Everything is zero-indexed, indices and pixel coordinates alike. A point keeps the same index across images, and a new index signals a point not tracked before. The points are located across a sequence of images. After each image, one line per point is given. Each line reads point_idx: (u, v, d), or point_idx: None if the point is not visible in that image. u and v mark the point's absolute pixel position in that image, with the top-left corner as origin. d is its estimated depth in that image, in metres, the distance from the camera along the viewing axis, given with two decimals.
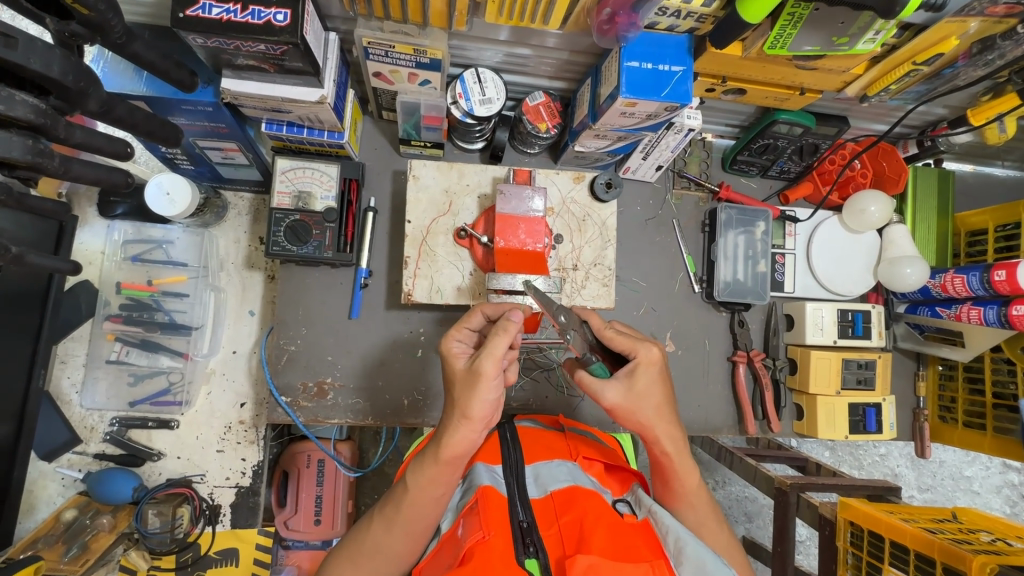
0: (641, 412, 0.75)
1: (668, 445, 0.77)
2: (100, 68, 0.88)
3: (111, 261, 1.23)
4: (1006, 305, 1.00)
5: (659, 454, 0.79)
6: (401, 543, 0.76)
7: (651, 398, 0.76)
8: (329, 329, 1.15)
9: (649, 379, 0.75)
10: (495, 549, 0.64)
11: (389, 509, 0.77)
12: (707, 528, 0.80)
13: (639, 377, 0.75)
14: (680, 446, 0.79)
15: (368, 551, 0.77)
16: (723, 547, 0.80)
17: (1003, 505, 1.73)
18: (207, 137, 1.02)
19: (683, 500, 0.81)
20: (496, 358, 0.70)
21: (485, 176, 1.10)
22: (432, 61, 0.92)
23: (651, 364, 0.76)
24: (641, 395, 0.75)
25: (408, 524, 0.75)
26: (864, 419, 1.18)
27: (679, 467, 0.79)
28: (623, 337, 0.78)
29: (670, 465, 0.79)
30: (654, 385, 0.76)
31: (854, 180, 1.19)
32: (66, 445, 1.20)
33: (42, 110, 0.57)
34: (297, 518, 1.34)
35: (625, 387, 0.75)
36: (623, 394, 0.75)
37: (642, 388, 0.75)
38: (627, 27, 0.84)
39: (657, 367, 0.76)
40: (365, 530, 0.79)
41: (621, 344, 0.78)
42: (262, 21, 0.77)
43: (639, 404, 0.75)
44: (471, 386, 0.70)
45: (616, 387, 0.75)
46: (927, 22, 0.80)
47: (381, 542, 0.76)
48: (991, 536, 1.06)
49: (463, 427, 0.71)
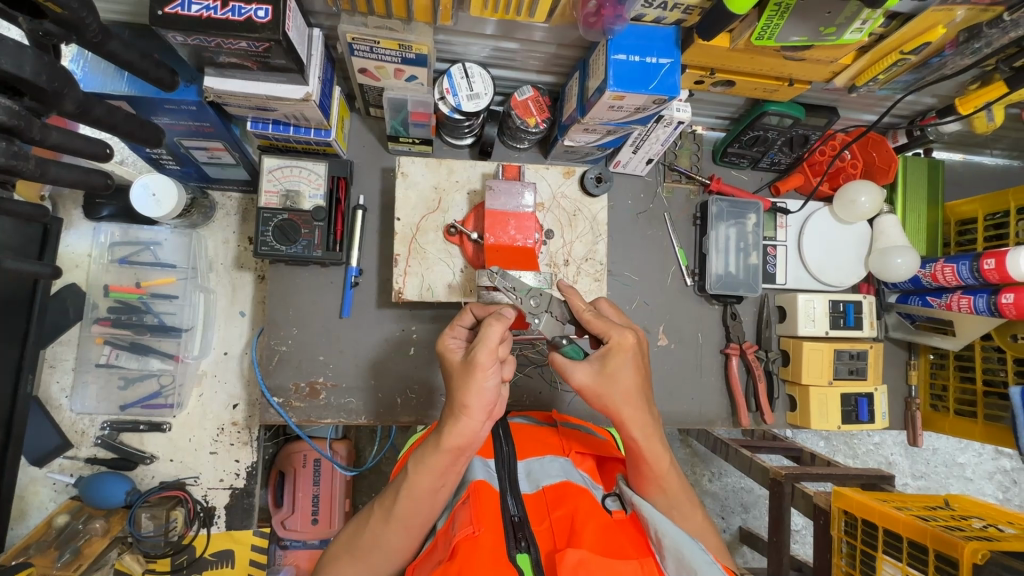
0: (608, 395, 0.75)
1: (635, 431, 0.75)
2: (80, 68, 0.87)
3: (99, 263, 1.21)
4: (996, 293, 1.00)
5: (628, 440, 0.77)
6: (398, 539, 0.76)
7: (621, 382, 0.75)
8: (319, 328, 1.14)
9: (621, 363, 0.75)
10: (483, 547, 0.64)
11: (386, 506, 0.76)
12: (679, 514, 0.79)
13: (610, 358, 0.75)
14: (650, 433, 0.76)
15: (366, 546, 0.76)
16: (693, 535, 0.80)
17: (995, 491, 1.74)
18: (192, 137, 1.00)
19: (655, 486, 0.78)
20: (490, 347, 0.69)
21: (474, 172, 1.09)
22: (418, 57, 0.91)
23: (624, 349, 0.75)
24: (611, 377, 0.75)
25: (406, 519, 0.75)
26: (857, 409, 1.18)
27: (648, 455, 0.76)
28: (600, 319, 0.77)
29: (639, 453, 0.76)
30: (626, 368, 0.75)
31: (844, 171, 1.19)
32: (57, 450, 1.19)
33: (15, 111, 0.56)
34: (294, 518, 1.34)
35: (596, 368, 0.75)
36: (592, 374, 0.75)
37: (612, 369, 0.75)
38: (613, 20, 0.83)
39: (631, 352, 0.75)
40: (363, 528, 0.78)
41: (596, 328, 0.77)
42: (243, 17, 0.76)
43: (608, 386, 0.75)
44: (467, 377, 0.69)
45: (585, 368, 0.76)
46: (914, 11, 0.80)
47: (379, 536, 0.76)
48: (982, 522, 1.07)
49: (463, 418, 0.70)
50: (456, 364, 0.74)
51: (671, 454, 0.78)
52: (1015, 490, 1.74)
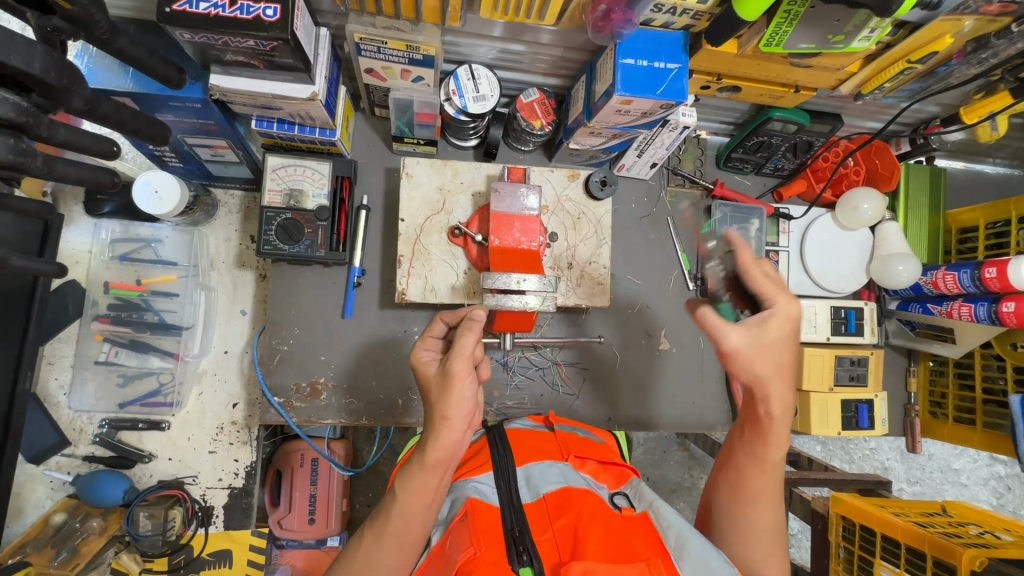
0: (761, 364, 0.76)
1: (773, 405, 0.79)
2: (85, 64, 0.86)
3: (99, 259, 1.20)
4: (996, 301, 1.01)
5: (761, 412, 0.80)
6: (390, 558, 0.72)
7: (780, 353, 0.77)
8: (321, 328, 1.14)
9: (781, 332, 0.75)
10: (486, 568, 0.64)
11: (378, 523, 0.74)
12: (761, 503, 0.82)
13: (774, 327, 0.75)
14: (786, 410, 0.80)
15: (358, 569, 0.72)
16: (769, 531, 0.81)
17: (990, 497, 1.75)
18: (196, 134, 1.00)
19: (759, 468, 0.82)
20: (467, 356, 0.72)
21: (479, 173, 1.09)
22: (425, 58, 0.90)
23: (788, 318, 0.76)
24: (766, 348, 0.76)
25: (400, 533, 0.72)
26: (857, 415, 1.18)
27: (773, 427, 0.80)
28: (766, 281, 0.77)
29: (766, 426, 0.80)
30: (786, 340, 0.76)
31: (848, 177, 1.20)
32: (54, 448, 1.18)
33: (23, 108, 0.56)
34: (290, 518, 1.33)
35: (752, 335, 0.75)
36: (750, 342, 0.75)
37: (772, 338, 0.76)
38: (623, 24, 0.83)
39: (793, 324, 0.76)
40: (353, 550, 0.74)
41: (762, 291, 0.77)
42: (251, 16, 0.75)
43: (758, 353, 0.76)
44: (445, 388, 0.71)
45: (740, 332, 0.76)
46: (922, 20, 0.80)
47: (372, 557, 0.72)
48: (979, 529, 1.07)
49: (443, 429, 0.71)
50: (433, 376, 0.75)
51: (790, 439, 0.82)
52: (1009, 496, 1.75)
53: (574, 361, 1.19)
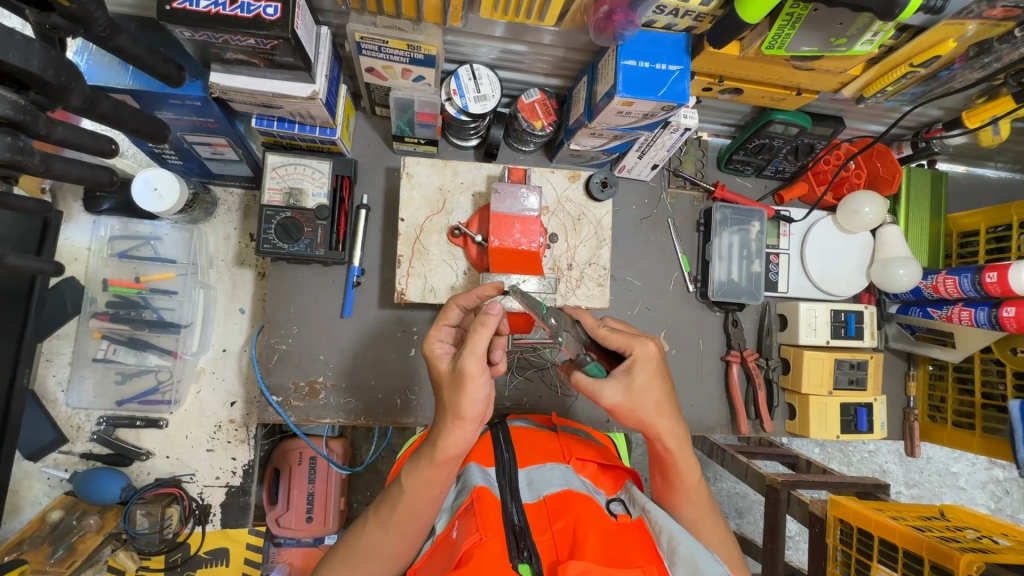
0: (641, 409, 0.74)
1: (670, 441, 0.77)
2: (85, 60, 0.86)
3: (98, 256, 1.21)
4: (997, 306, 1.01)
5: (662, 449, 0.78)
6: (392, 544, 0.75)
7: (650, 395, 0.74)
8: (319, 327, 1.14)
9: (646, 376, 0.74)
10: (492, 551, 0.63)
11: (382, 513, 0.76)
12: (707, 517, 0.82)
13: (636, 373, 0.73)
14: (683, 442, 0.78)
15: (362, 553, 0.76)
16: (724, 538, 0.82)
17: (988, 501, 1.75)
18: (196, 132, 1.00)
19: (682, 496, 0.81)
20: (479, 356, 0.68)
21: (479, 174, 1.08)
22: (426, 57, 0.90)
23: (648, 360, 0.74)
24: (639, 394, 0.74)
25: (403, 524, 0.75)
26: (856, 419, 1.18)
27: (680, 461, 0.78)
28: (619, 334, 0.76)
29: (672, 461, 0.78)
30: (652, 383, 0.74)
31: (848, 181, 1.19)
32: (52, 444, 1.18)
33: (22, 107, 0.56)
34: (289, 516, 1.32)
35: (623, 385, 0.74)
36: (622, 393, 0.74)
37: (641, 384, 0.74)
38: (624, 25, 0.83)
39: (654, 363, 0.74)
40: (359, 531, 0.78)
41: (615, 343, 0.76)
42: (252, 14, 0.75)
43: (639, 402, 0.74)
44: (457, 388, 0.68)
45: (613, 386, 0.74)
46: (925, 24, 0.80)
47: (376, 543, 0.75)
48: (977, 533, 1.07)
49: (455, 428, 0.70)
50: (446, 373, 0.71)
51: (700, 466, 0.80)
52: (1007, 500, 1.75)
53: None
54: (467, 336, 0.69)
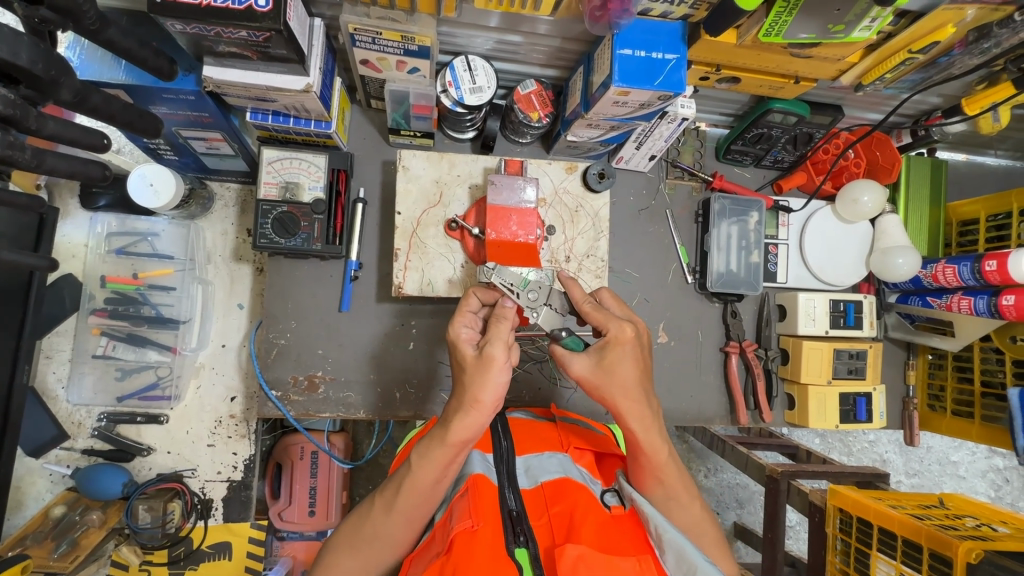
0: (606, 387, 0.76)
1: (633, 424, 0.75)
2: (76, 55, 0.85)
3: (96, 253, 1.21)
4: (996, 294, 1.00)
5: (626, 433, 0.77)
6: (394, 530, 0.75)
7: (619, 375, 0.75)
8: (318, 321, 1.14)
9: (619, 355, 0.76)
10: (483, 540, 0.64)
11: (388, 497, 0.76)
12: (676, 506, 0.79)
13: (608, 351, 0.76)
14: (648, 425, 0.76)
15: (367, 536, 0.76)
16: (693, 526, 0.79)
17: (987, 490, 1.76)
18: (191, 127, 0.99)
19: (653, 478, 0.78)
20: (504, 342, 0.72)
21: (476, 166, 1.08)
22: (421, 48, 0.89)
23: (622, 342, 0.76)
24: (607, 371, 0.75)
25: (407, 511, 0.74)
26: (855, 408, 1.18)
27: (645, 446, 0.76)
28: (597, 311, 0.79)
29: (636, 446, 0.76)
30: (624, 362, 0.76)
31: (848, 169, 1.18)
32: (53, 440, 1.19)
33: (12, 101, 0.56)
34: (291, 510, 1.33)
35: (595, 361, 0.77)
36: (590, 366, 0.77)
37: (610, 361, 0.76)
38: (620, 14, 0.82)
39: (629, 346, 0.76)
40: (364, 516, 0.77)
41: (594, 320, 0.79)
42: (243, 6, 0.74)
43: (606, 379, 0.76)
44: (482, 371, 0.70)
45: (584, 359, 0.77)
46: (924, 9, 0.79)
47: (379, 528, 0.75)
48: (976, 521, 1.08)
49: (472, 412, 0.70)
50: (474, 363, 0.71)
51: (670, 445, 0.77)
52: (1006, 488, 1.76)
53: None
54: (490, 327, 0.74)
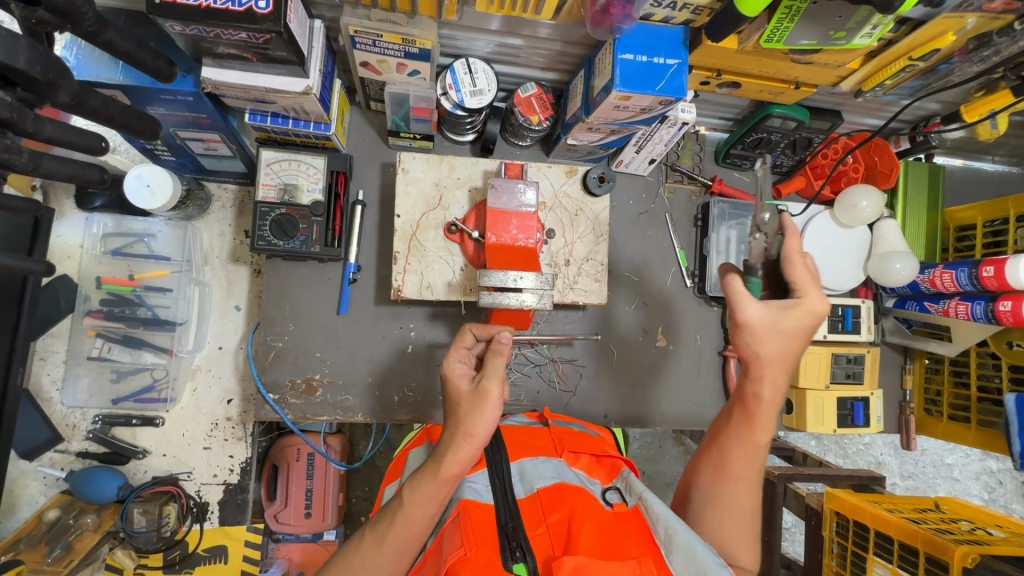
0: (765, 345, 0.74)
1: (766, 390, 0.76)
2: (73, 55, 0.84)
3: (91, 254, 1.19)
4: (993, 300, 1.01)
5: (751, 393, 0.78)
6: (386, 563, 0.70)
7: (781, 341, 0.73)
8: (316, 324, 1.13)
9: (795, 324, 0.72)
10: (480, 563, 0.63)
11: (379, 528, 0.72)
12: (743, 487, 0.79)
13: (792, 312, 0.72)
14: (775, 399, 0.77)
15: (357, 573, 0.70)
16: (741, 516, 0.79)
17: (981, 492, 1.77)
18: (188, 128, 0.98)
19: (743, 451, 0.79)
20: (501, 378, 0.72)
21: (476, 169, 1.08)
22: (421, 51, 0.89)
23: (810, 312, 0.72)
24: (781, 332, 0.73)
25: (400, 540, 0.70)
26: (853, 413, 1.18)
27: (758, 415, 0.78)
28: (805, 272, 0.73)
29: (755, 409, 0.77)
30: (798, 332, 0.73)
31: (846, 174, 1.18)
32: (47, 443, 1.18)
33: (9, 104, 0.55)
34: (287, 511, 1.32)
35: (774, 311, 0.72)
36: (767, 317, 0.73)
37: (789, 325, 0.72)
38: (621, 18, 0.82)
39: (811, 320, 0.72)
40: (354, 550, 0.72)
41: (794, 276, 0.73)
42: (243, 8, 0.74)
43: (771, 335, 0.73)
44: (477, 406, 0.70)
45: (760, 308, 0.73)
46: (925, 16, 0.79)
47: (371, 562, 0.70)
48: (971, 525, 1.08)
49: (464, 445, 0.69)
50: (469, 395, 0.71)
51: (774, 430, 0.79)
52: (1000, 491, 1.77)
53: (570, 359, 1.19)
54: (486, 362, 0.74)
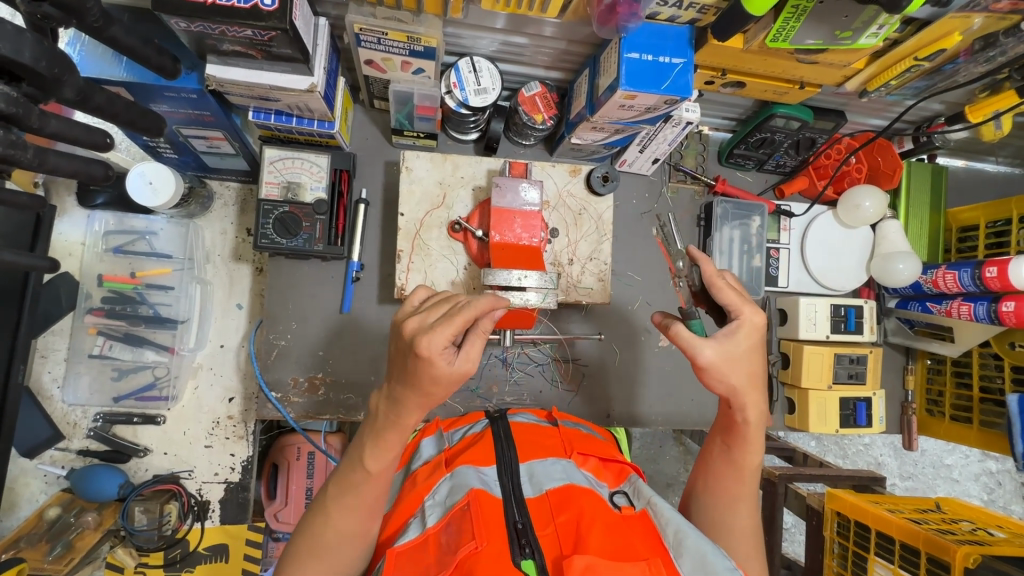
0: (734, 375, 0.73)
1: (750, 414, 0.76)
2: (77, 52, 0.84)
3: (93, 252, 1.18)
4: (996, 301, 1.01)
5: (738, 421, 0.77)
6: (352, 522, 0.74)
7: (746, 363, 0.73)
8: (319, 323, 1.13)
9: (750, 343, 0.73)
10: (490, 556, 0.63)
11: (343, 486, 0.74)
12: (741, 506, 0.80)
13: (740, 337, 0.73)
14: (760, 419, 0.77)
15: (325, 526, 0.74)
16: (748, 531, 0.79)
17: (981, 493, 1.77)
18: (192, 126, 0.98)
19: (734, 473, 0.79)
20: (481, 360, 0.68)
21: (479, 168, 1.07)
22: (426, 49, 0.89)
23: (754, 328, 0.73)
24: (737, 359, 0.73)
25: (361, 501, 0.74)
26: (855, 413, 1.18)
27: (749, 436, 0.77)
28: (732, 292, 0.75)
29: (745, 434, 0.77)
30: (753, 350, 0.74)
31: (849, 175, 1.18)
32: (48, 442, 1.17)
33: (14, 99, 0.55)
34: (287, 510, 1.25)
35: (722, 347, 0.72)
36: (720, 353, 0.72)
37: (742, 349, 0.73)
38: (628, 17, 0.82)
39: (758, 334, 0.74)
40: (320, 506, 0.76)
41: (727, 299, 0.75)
42: (249, 4, 0.73)
43: (733, 367, 0.73)
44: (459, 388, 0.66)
45: (713, 346, 0.72)
46: (931, 17, 0.79)
47: (336, 516, 0.74)
48: (973, 525, 1.08)
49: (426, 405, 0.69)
50: (453, 375, 0.65)
51: (764, 449, 0.80)
52: (999, 492, 1.77)
53: (573, 358, 1.19)
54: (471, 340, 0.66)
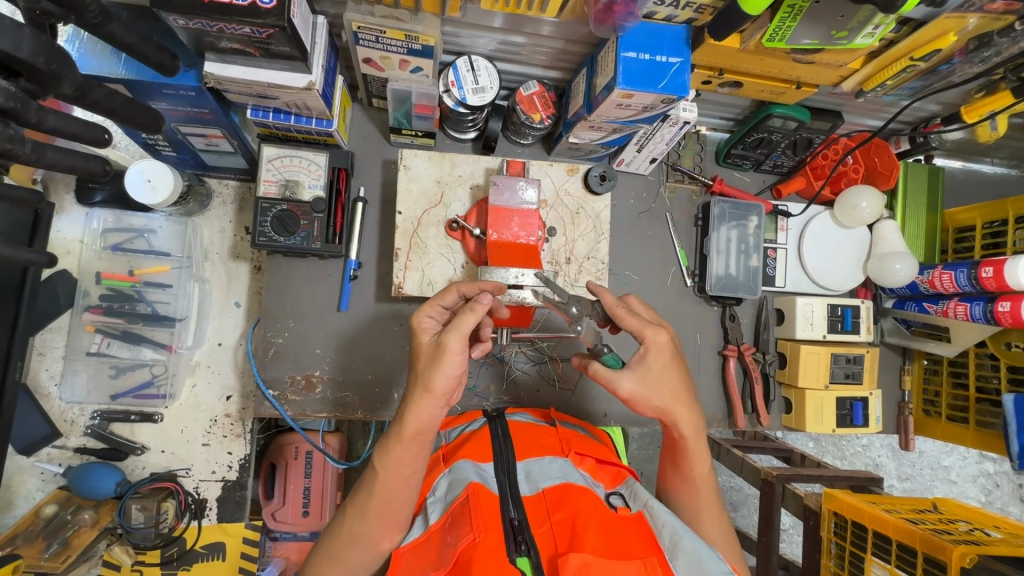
0: (656, 398, 0.75)
1: (686, 428, 0.77)
2: (76, 49, 0.84)
3: (91, 250, 1.17)
4: (992, 301, 1.01)
5: (677, 437, 0.79)
6: (371, 530, 0.74)
7: (665, 382, 0.75)
8: (316, 321, 1.13)
9: (660, 364, 0.74)
10: (486, 550, 0.63)
11: (359, 500, 0.75)
12: (704, 518, 0.82)
13: (649, 360, 0.74)
14: (697, 430, 0.79)
15: (348, 539, 0.75)
16: (723, 538, 0.81)
17: (978, 494, 1.77)
18: (190, 123, 0.99)
19: (689, 486, 0.82)
20: (461, 335, 0.69)
21: (477, 167, 1.08)
22: (424, 48, 0.89)
23: (660, 349, 0.74)
24: (654, 382, 0.74)
25: (380, 509, 0.74)
26: (852, 413, 1.19)
27: (692, 449, 0.79)
28: (634, 319, 0.76)
29: (686, 448, 0.79)
30: (667, 369, 0.75)
31: (846, 175, 1.19)
32: (45, 439, 1.18)
33: (12, 94, 0.55)
34: (284, 510, 1.31)
35: (637, 377, 0.74)
36: (638, 383, 0.74)
37: (655, 372, 0.74)
38: (625, 16, 0.82)
39: (667, 351, 0.75)
40: (341, 521, 0.77)
41: (629, 325, 0.76)
42: (247, 2, 0.74)
43: (651, 392, 0.74)
44: (435, 361, 0.69)
45: (630, 376, 0.74)
46: (926, 17, 0.80)
47: (356, 529, 0.74)
48: (969, 525, 1.08)
49: (424, 400, 0.70)
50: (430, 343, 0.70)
51: (711, 456, 0.81)
52: (997, 493, 1.77)
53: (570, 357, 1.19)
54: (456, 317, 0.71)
